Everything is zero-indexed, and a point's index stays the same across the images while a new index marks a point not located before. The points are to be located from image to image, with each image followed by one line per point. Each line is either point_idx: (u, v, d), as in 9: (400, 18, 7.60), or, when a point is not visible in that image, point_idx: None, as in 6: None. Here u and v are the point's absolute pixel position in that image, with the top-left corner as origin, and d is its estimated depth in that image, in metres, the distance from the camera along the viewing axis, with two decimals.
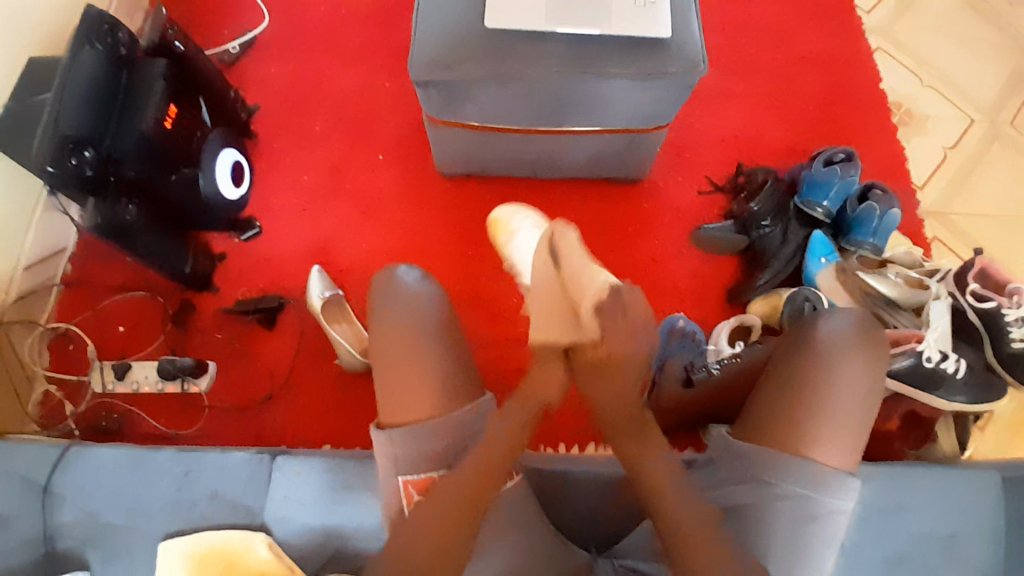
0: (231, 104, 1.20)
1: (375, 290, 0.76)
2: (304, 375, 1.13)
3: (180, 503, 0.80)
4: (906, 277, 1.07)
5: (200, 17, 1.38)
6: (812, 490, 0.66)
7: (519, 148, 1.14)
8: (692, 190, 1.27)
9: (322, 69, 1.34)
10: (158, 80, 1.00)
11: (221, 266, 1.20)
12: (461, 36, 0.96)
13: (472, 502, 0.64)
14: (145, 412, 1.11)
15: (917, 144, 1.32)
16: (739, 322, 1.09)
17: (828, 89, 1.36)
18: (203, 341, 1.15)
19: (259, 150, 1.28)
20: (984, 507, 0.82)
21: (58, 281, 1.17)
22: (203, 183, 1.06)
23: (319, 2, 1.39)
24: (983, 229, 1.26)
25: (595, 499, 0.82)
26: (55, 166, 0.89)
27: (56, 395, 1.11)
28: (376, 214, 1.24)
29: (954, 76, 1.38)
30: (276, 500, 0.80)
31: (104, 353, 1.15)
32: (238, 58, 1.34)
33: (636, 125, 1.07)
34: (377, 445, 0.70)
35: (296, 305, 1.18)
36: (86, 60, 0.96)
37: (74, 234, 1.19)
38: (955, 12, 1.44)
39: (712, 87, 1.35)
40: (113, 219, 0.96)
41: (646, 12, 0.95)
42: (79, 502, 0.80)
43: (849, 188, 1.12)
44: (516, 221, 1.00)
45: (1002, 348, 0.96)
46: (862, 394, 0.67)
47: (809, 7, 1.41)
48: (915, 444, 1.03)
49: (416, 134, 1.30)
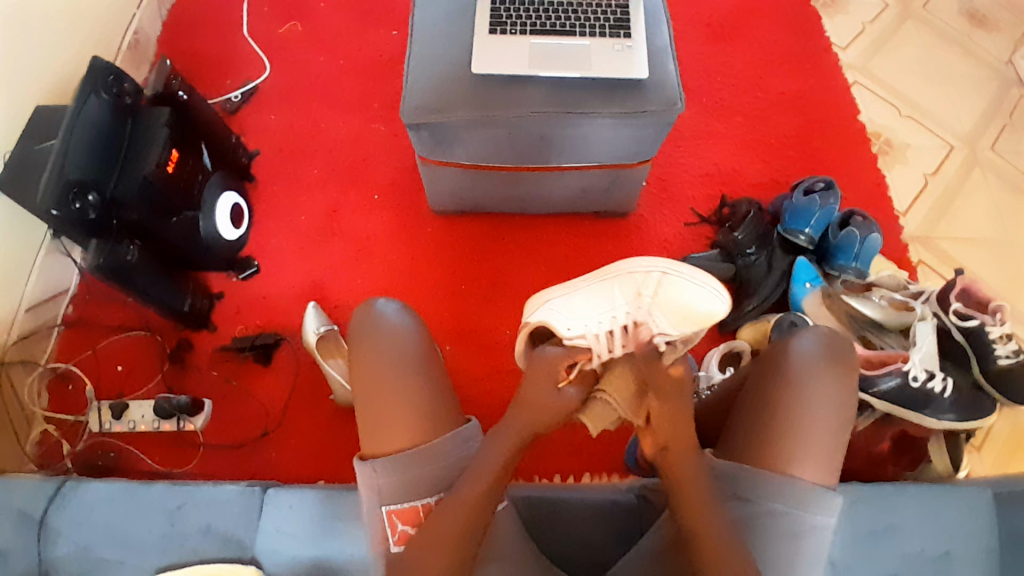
0: (231, 147, 1.25)
1: (356, 324, 0.77)
2: (300, 411, 1.14)
3: (172, 537, 0.80)
4: (891, 299, 1.08)
5: (203, 68, 1.45)
6: (793, 506, 0.68)
7: (510, 185, 1.18)
8: (678, 223, 1.30)
9: (320, 115, 1.40)
10: (162, 128, 1.04)
11: (218, 304, 1.23)
12: (450, 81, 1.01)
13: (473, 517, 0.66)
14: (141, 451, 1.12)
15: (897, 172, 1.36)
16: (728, 348, 1.10)
17: (806, 122, 1.40)
18: (200, 378, 1.17)
19: (258, 193, 1.33)
20: (975, 526, 0.82)
21: (59, 322, 1.19)
22: (203, 225, 1.13)
23: (317, 53, 1.46)
24: (968, 252, 1.29)
25: (585, 523, 0.81)
26: (60, 209, 0.92)
27: (54, 435, 1.13)
28: (372, 252, 1.27)
29: (931, 106, 1.43)
30: (268, 533, 0.80)
31: (102, 392, 1.16)
32: (239, 107, 1.40)
33: (619, 161, 1.11)
34: (362, 476, 0.70)
35: (292, 343, 1.20)
36: (93, 110, 0.99)
37: (76, 276, 1.23)
38: (930, 46, 1.50)
39: (695, 123, 1.40)
40: (114, 260, 0.99)
41: (624, 56, 1.01)
42: (74, 536, 0.80)
43: (830, 215, 1.15)
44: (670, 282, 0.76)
45: (988, 365, 0.97)
46: (832, 414, 0.70)
47: (786, 45, 1.48)
48: (910, 466, 1.03)
49: (410, 175, 1.34)
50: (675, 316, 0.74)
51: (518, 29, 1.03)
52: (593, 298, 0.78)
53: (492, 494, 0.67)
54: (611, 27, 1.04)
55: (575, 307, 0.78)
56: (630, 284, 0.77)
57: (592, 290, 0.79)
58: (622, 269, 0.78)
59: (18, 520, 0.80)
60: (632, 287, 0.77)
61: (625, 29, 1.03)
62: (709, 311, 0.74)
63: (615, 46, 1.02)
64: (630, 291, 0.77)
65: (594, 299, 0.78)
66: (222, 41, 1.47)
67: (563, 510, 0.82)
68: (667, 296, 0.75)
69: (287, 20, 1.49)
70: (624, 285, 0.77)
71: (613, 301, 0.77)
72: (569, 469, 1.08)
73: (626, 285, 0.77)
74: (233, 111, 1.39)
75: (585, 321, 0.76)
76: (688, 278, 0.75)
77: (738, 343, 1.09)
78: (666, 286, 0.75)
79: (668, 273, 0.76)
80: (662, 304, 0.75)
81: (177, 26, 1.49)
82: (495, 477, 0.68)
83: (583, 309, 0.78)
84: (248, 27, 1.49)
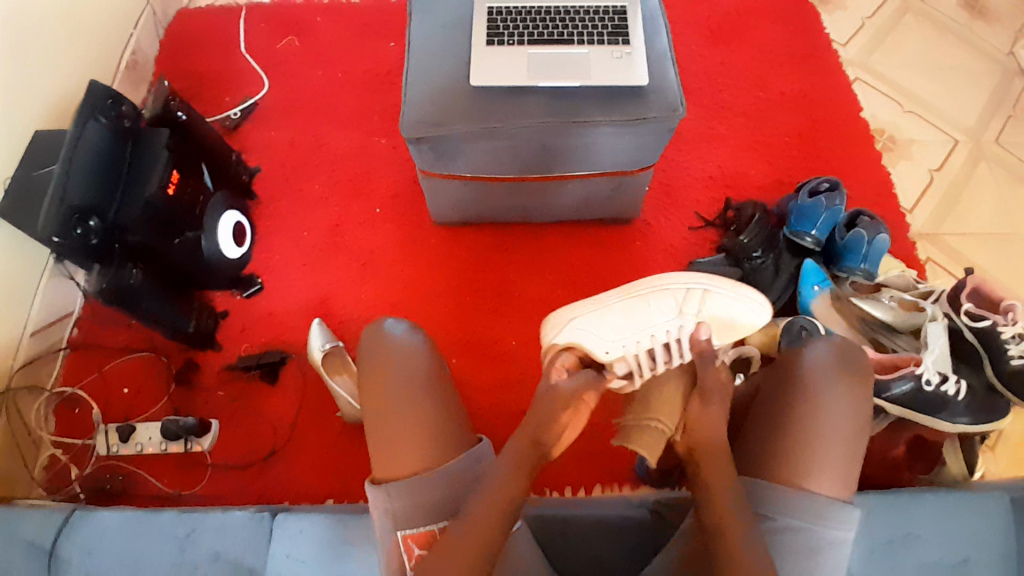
0: (231, 165, 1.25)
1: (366, 346, 0.77)
2: (308, 429, 1.14)
3: (183, 564, 0.80)
4: (900, 299, 1.06)
5: (203, 86, 1.45)
6: (811, 521, 0.67)
7: (512, 195, 1.17)
8: (682, 227, 1.29)
9: (319, 130, 1.39)
10: (162, 150, 1.04)
11: (224, 323, 1.22)
12: (449, 94, 1.00)
13: (484, 541, 0.64)
14: (149, 473, 1.12)
15: (902, 169, 1.35)
16: (738, 354, 1.07)
17: (809, 121, 1.39)
18: (207, 399, 1.17)
19: (260, 209, 1.32)
20: (995, 532, 0.80)
21: (64, 345, 1.19)
22: (205, 245, 1.12)
23: (315, 67, 1.46)
24: (975, 248, 1.27)
25: (598, 541, 0.80)
26: (62, 236, 0.91)
27: (61, 459, 1.12)
28: (376, 265, 1.27)
29: (935, 101, 1.42)
30: (278, 558, 0.80)
31: (109, 415, 1.16)
32: (239, 123, 1.40)
33: (622, 168, 1.11)
34: (375, 501, 0.69)
35: (299, 360, 1.19)
36: (93, 134, 0.98)
37: (80, 298, 1.23)
38: (931, 39, 1.49)
39: (697, 126, 1.39)
40: (118, 283, 0.99)
41: (623, 64, 1.00)
42: (84, 566, 0.80)
43: (836, 216, 1.14)
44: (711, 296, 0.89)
45: (1001, 365, 0.95)
46: (848, 426, 0.69)
47: (787, 44, 1.47)
48: (924, 470, 1.01)
49: (412, 186, 1.34)
50: (717, 326, 0.88)
51: (515, 40, 1.03)
52: (632, 315, 0.89)
53: (508, 514, 0.66)
54: (609, 34, 1.03)
55: (613, 327, 0.88)
56: (669, 300, 0.88)
57: (627, 307, 0.90)
58: (659, 287, 0.90)
59: (28, 550, 0.80)
60: (674, 303, 0.88)
61: (624, 36, 1.03)
62: (749, 318, 0.89)
63: (614, 54, 1.01)
64: (672, 307, 0.88)
65: (632, 315, 0.89)
66: (221, 58, 1.47)
67: (577, 527, 0.81)
68: (709, 310, 0.88)
69: (284, 35, 1.49)
70: (664, 301, 0.88)
71: (653, 316, 0.88)
72: (580, 481, 1.07)
73: (668, 300, 0.88)
74: (233, 127, 1.39)
75: (621, 341, 0.87)
76: (727, 292, 0.89)
77: (749, 349, 1.07)
78: (708, 301, 0.88)
79: (708, 290, 0.89)
80: (705, 316, 0.87)
81: (175, 45, 1.49)
82: (511, 497, 0.67)
83: (621, 328, 0.88)
84: (246, 43, 1.49)
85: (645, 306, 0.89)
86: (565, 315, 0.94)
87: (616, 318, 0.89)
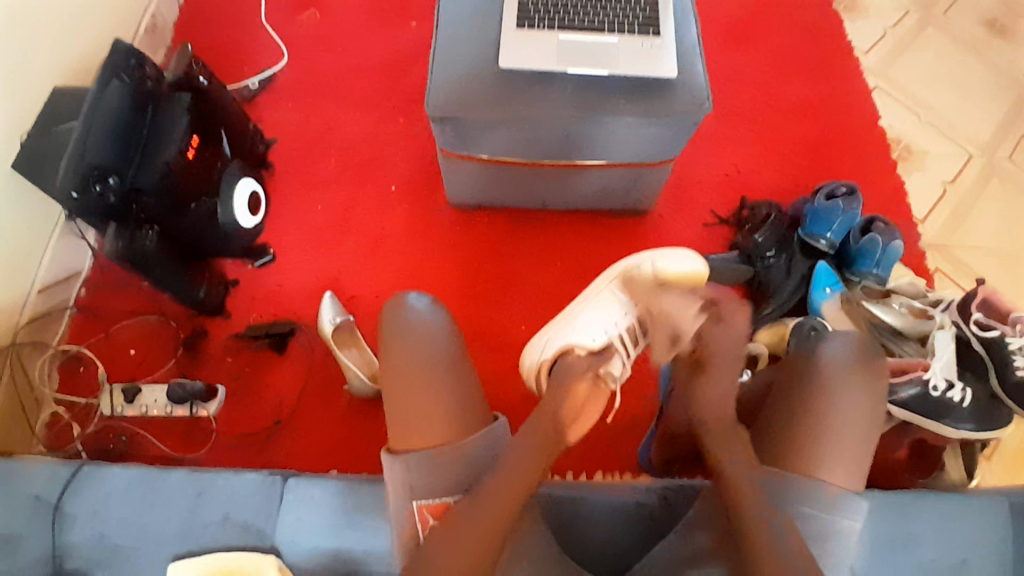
0: (247, 135, 1.24)
1: (388, 319, 0.77)
2: (312, 401, 1.14)
3: (192, 526, 0.80)
4: (910, 307, 1.09)
5: (222, 54, 1.43)
6: (822, 512, 0.68)
7: (530, 179, 1.17)
8: (696, 224, 1.29)
9: (337, 105, 1.39)
10: (181, 114, 1.04)
11: (233, 291, 1.22)
12: (477, 78, 0.99)
13: (505, 511, 0.66)
14: (154, 436, 1.12)
15: (915, 179, 1.36)
16: (745, 352, 1.09)
17: (826, 126, 1.40)
18: (212, 366, 1.17)
19: (274, 180, 1.32)
20: (995, 539, 0.82)
21: (71, 304, 1.19)
22: (220, 213, 1.12)
23: (335, 41, 1.45)
24: (982, 261, 1.29)
25: (611, 527, 0.81)
26: (79, 192, 0.93)
27: (64, 417, 1.12)
28: (387, 243, 1.27)
29: (951, 113, 1.43)
30: (288, 524, 0.80)
31: (114, 376, 1.16)
32: (256, 93, 1.39)
33: (641, 160, 1.11)
34: (392, 471, 0.70)
35: (306, 332, 1.19)
36: (114, 94, 0.98)
37: (89, 259, 1.22)
38: (951, 52, 1.49)
39: (715, 124, 1.39)
40: (132, 245, 1.00)
41: (652, 54, 1.00)
42: (90, 523, 0.80)
43: (851, 221, 1.14)
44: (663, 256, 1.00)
45: (1007, 377, 0.96)
46: (862, 419, 0.70)
47: (808, 48, 1.47)
48: (923, 474, 1.02)
49: (427, 166, 1.34)
50: (677, 281, 0.98)
51: (545, 24, 1.03)
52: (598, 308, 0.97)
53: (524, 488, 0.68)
54: (640, 24, 1.03)
55: (587, 315, 0.96)
56: (624, 282, 0.99)
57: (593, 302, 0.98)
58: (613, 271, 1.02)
59: (34, 505, 0.81)
60: (630, 280, 0.99)
61: (655, 27, 1.03)
62: (695, 272, 0.99)
63: (643, 44, 1.01)
64: (629, 283, 0.99)
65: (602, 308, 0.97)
66: (241, 26, 1.46)
67: (587, 512, 0.82)
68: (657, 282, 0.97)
69: (306, 7, 1.48)
70: (618, 282, 0.99)
71: (615, 300, 0.97)
72: (582, 467, 1.08)
73: (625, 279, 0.99)
74: (250, 96, 1.38)
75: (600, 331, 0.93)
76: (669, 254, 1.00)
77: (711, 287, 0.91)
78: (659, 265, 0.98)
79: (655, 259, 0.99)
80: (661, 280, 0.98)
81: (194, 13, 1.47)
82: (526, 477, 0.69)
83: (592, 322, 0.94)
84: (267, 14, 1.47)
85: (608, 288, 0.99)
86: (542, 336, 0.98)
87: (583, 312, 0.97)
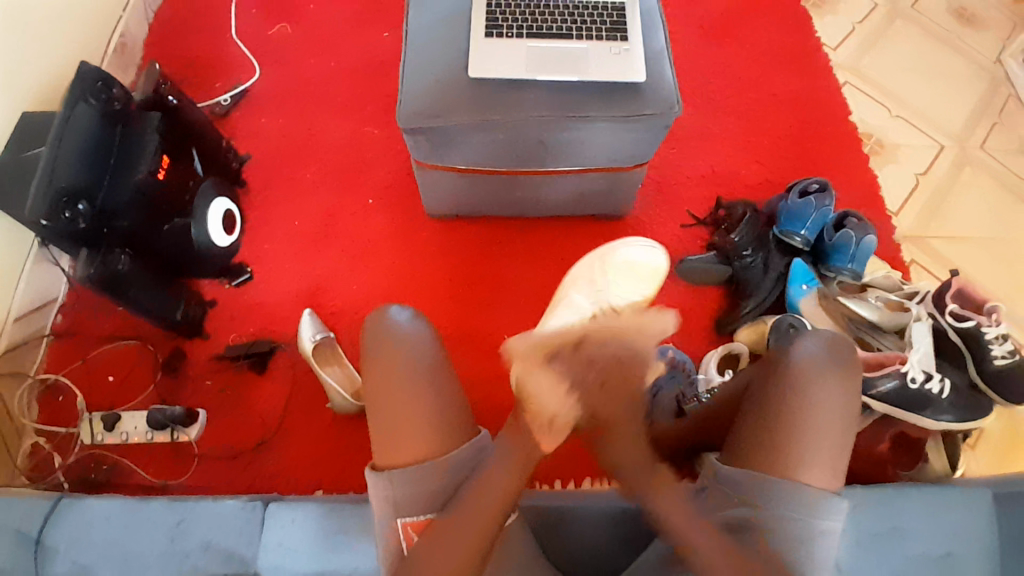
0: (221, 151, 1.23)
1: (369, 333, 0.76)
2: (296, 419, 1.13)
3: (174, 554, 0.79)
4: (886, 301, 1.10)
5: (192, 72, 1.42)
6: (801, 511, 0.68)
7: (506, 188, 1.18)
8: (674, 225, 1.30)
9: (311, 119, 1.38)
10: (151, 135, 1.04)
11: (212, 311, 1.21)
12: (448, 89, 0.99)
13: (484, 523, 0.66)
14: (136, 463, 1.10)
15: (889, 172, 1.37)
16: (727, 351, 1.10)
17: (799, 122, 1.41)
18: (194, 388, 1.15)
19: (250, 198, 1.31)
20: (978, 528, 0.83)
21: (47, 332, 1.17)
22: (194, 232, 1.10)
23: (307, 55, 1.44)
24: (958, 250, 1.30)
25: (597, 532, 0.81)
26: (50, 219, 0.90)
27: (44, 448, 1.10)
28: (367, 257, 1.26)
29: (922, 105, 1.45)
30: (271, 548, 0.79)
31: (93, 404, 1.14)
32: (229, 110, 1.38)
33: (617, 164, 1.11)
34: (376, 488, 0.69)
35: (288, 350, 1.18)
36: (81, 117, 0.96)
37: (64, 285, 1.20)
38: (918, 45, 1.51)
39: (690, 125, 1.40)
40: (106, 269, 0.97)
41: (621, 59, 1.00)
42: (72, 556, 0.79)
43: (825, 217, 1.16)
44: (609, 249, 1.10)
45: (986, 365, 0.98)
46: (837, 417, 0.71)
47: (778, 45, 1.48)
48: (908, 466, 1.03)
49: (404, 177, 1.33)
50: (629, 270, 1.07)
51: (514, 33, 1.02)
52: (563, 314, 1.01)
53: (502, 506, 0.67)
54: (608, 29, 1.03)
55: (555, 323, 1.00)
56: (583, 284, 1.06)
57: (558, 311, 1.03)
58: (571, 276, 1.10)
59: (14, 539, 0.79)
60: (585, 282, 1.06)
61: (623, 32, 1.03)
62: (652, 262, 1.09)
63: (612, 49, 1.01)
64: (585, 283, 1.06)
65: (565, 313, 1.01)
66: (211, 44, 1.45)
67: (571, 520, 0.82)
68: (615, 276, 1.06)
69: (277, 22, 1.47)
70: (577, 285, 1.07)
71: (577, 300, 1.03)
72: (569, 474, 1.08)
73: (582, 282, 1.07)
74: (223, 114, 1.37)
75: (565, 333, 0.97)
76: (626, 248, 1.09)
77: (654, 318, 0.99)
78: (609, 259, 1.08)
79: (603, 255, 1.09)
80: (613, 274, 1.06)
81: (163, 31, 1.46)
82: (506, 488, 0.69)
83: (558, 328, 0.98)
84: (238, 30, 1.47)
85: (568, 293, 1.06)
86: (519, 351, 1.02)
87: (552, 319, 1.01)
